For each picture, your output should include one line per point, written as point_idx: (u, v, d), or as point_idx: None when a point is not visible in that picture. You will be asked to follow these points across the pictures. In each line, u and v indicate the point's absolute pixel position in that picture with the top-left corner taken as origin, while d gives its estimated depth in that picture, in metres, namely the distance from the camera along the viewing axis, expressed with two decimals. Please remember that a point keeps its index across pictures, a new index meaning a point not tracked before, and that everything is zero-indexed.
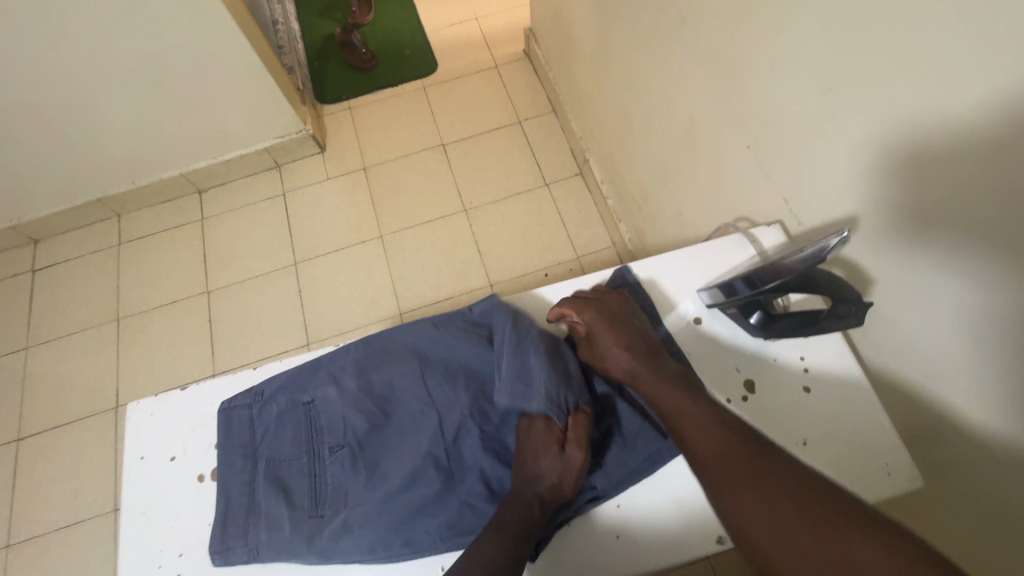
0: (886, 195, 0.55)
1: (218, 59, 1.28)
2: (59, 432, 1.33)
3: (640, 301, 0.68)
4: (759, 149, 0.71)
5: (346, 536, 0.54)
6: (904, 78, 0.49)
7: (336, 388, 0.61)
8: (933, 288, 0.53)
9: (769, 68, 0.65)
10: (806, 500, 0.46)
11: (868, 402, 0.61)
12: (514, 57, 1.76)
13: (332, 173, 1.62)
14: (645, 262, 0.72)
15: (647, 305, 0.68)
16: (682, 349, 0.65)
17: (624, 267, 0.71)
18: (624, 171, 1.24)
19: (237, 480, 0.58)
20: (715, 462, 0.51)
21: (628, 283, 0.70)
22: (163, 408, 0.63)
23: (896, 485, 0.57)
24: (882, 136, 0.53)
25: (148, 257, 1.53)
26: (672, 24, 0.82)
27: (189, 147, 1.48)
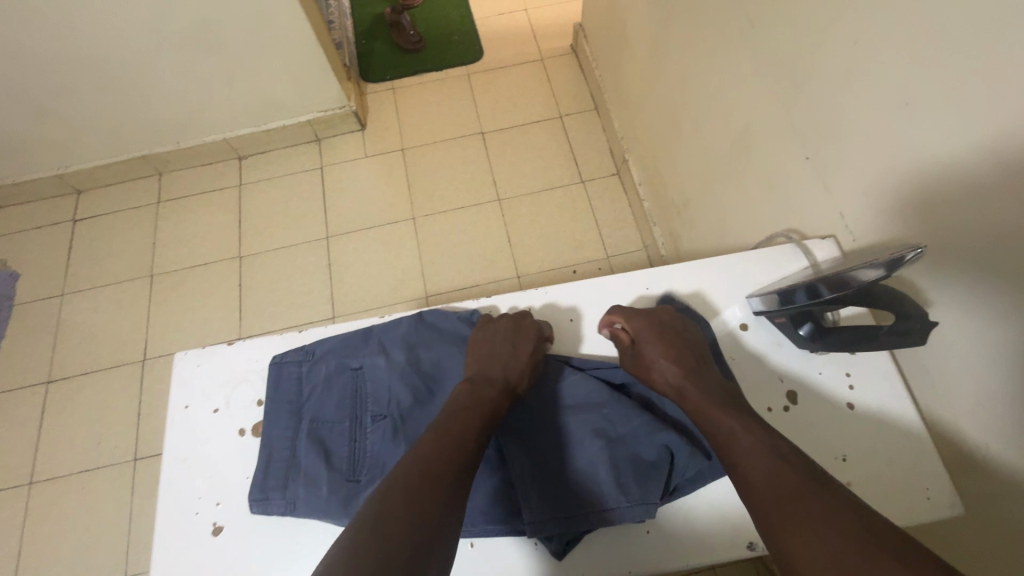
0: (953, 216, 0.54)
1: (274, 28, 1.30)
2: (87, 379, 1.37)
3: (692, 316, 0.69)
4: (819, 160, 0.70)
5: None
6: (986, 99, 0.48)
7: (385, 358, 0.62)
8: (994, 316, 0.52)
9: (842, 78, 0.63)
10: (856, 536, 0.43)
11: (912, 424, 0.60)
12: (560, 51, 1.75)
13: (370, 151, 1.63)
14: (703, 264, 0.72)
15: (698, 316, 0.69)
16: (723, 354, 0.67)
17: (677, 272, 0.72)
18: (666, 174, 1.24)
19: (280, 434, 0.60)
20: (766, 495, 0.48)
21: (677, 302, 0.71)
22: (209, 359, 0.64)
23: (935, 512, 0.55)
24: (960, 154, 0.51)
25: (185, 217, 1.56)
26: (739, 29, 0.81)
27: (235, 112, 1.50)
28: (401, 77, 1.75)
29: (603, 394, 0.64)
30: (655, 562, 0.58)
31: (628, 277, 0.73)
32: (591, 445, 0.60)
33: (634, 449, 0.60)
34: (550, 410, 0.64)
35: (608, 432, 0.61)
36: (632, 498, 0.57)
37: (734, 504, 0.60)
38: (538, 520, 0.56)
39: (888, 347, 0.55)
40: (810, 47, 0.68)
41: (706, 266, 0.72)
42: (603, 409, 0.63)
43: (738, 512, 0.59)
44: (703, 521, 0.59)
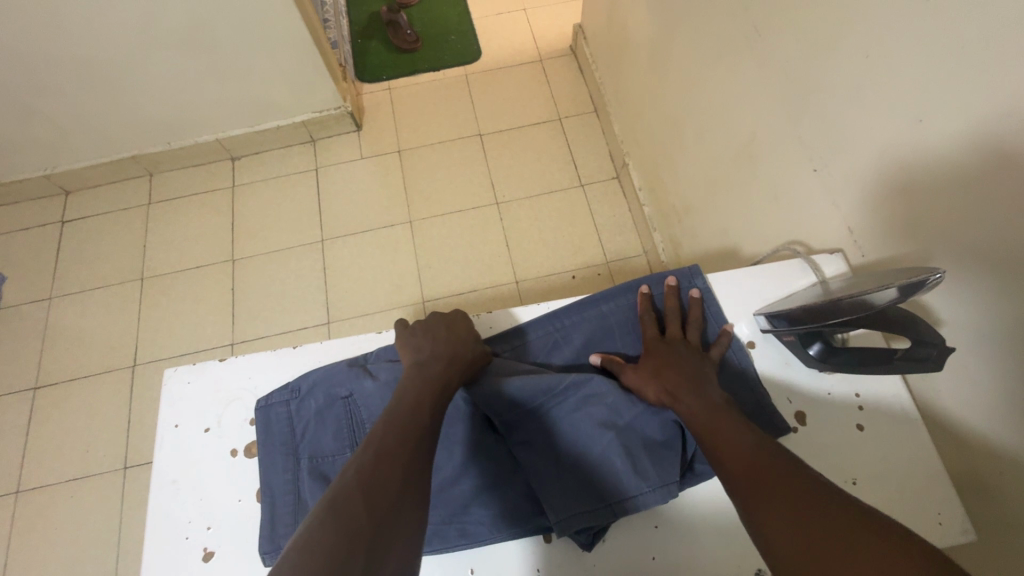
0: (966, 236, 0.52)
1: (269, 29, 1.28)
2: (75, 385, 1.34)
3: (706, 306, 0.68)
4: (826, 172, 0.69)
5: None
6: (1002, 114, 0.46)
7: (372, 380, 0.59)
8: (1005, 340, 0.50)
9: (853, 90, 0.62)
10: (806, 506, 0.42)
11: (924, 446, 0.58)
12: (559, 52, 1.73)
13: (366, 152, 1.61)
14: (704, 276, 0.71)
15: (714, 310, 0.68)
16: (746, 360, 0.64)
17: (695, 268, 0.70)
18: (666, 179, 1.22)
19: (280, 477, 0.56)
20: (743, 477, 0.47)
21: (695, 286, 0.69)
22: (199, 378, 0.62)
23: (946, 538, 0.54)
24: (977, 172, 0.50)
25: (177, 218, 1.54)
26: (745, 36, 0.80)
27: (228, 113, 1.48)
28: (398, 77, 1.72)
29: (604, 383, 0.60)
30: None
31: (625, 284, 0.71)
32: (600, 437, 0.56)
33: (642, 432, 0.58)
34: (550, 411, 0.59)
35: (614, 420, 0.57)
36: (652, 483, 0.55)
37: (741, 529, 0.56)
38: (563, 520, 0.54)
39: (902, 372, 0.54)
40: (818, 57, 0.66)
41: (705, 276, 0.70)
42: (605, 398, 0.58)
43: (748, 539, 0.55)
44: (711, 546, 0.55)
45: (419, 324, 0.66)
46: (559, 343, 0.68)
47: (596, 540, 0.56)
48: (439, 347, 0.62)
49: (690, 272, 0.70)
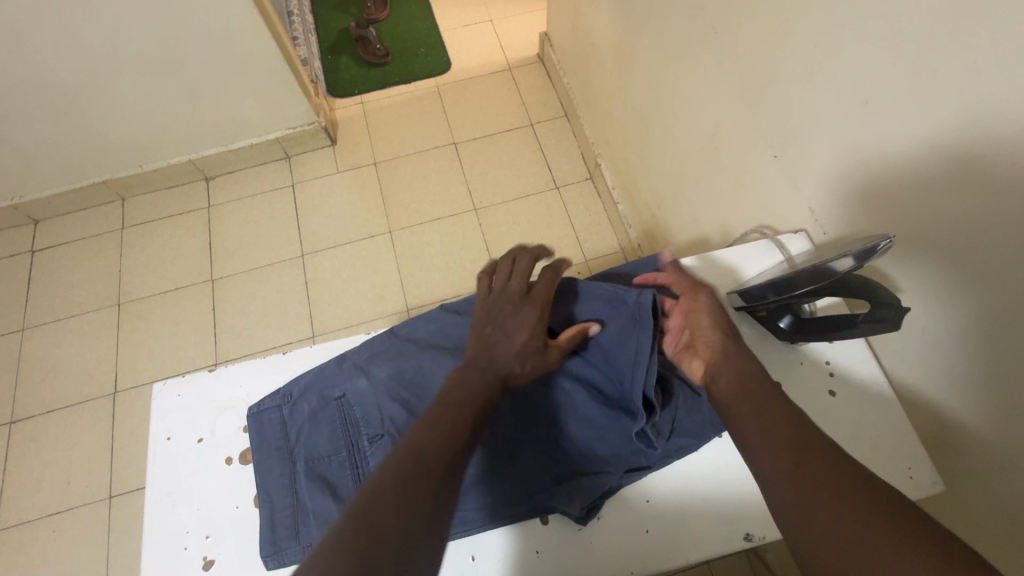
0: (915, 206, 0.56)
1: (238, 46, 1.28)
2: (54, 417, 1.31)
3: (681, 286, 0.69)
4: (786, 157, 0.73)
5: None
6: (940, 90, 0.50)
7: (365, 379, 0.60)
8: (958, 298, 0.54)
9: (804, 79, 0.66)
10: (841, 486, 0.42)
11: (889, 405, 0.62)
12: (527, 60, 1.77)
13: (342, 166, 1.62)
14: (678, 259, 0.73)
15: None
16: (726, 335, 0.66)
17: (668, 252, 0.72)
18: (638, 176, 1.26)
19: (277, 482, 0.56)
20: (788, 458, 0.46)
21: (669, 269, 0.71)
22: (188, 390, 0.62)
23: (917, 489, 0.58)
24: (918, 146, 0.54)
25: (153, 242, 1.52)
26: (702, 35, 0.84)
27: (201, 133, 1.47)
28: (369, 91, 1.74)
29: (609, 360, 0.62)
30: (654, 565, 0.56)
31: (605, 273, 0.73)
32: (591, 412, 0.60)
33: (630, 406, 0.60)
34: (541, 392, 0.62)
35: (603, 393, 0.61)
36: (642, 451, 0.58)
37: (727, 494, 0.58)
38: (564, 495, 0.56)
39: (865, 335, 0.57)
40: (771, 49, 0.70)
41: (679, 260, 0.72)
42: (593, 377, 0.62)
43: (735, 504, 0.58)
44: (700, 514, 0.58)
45: (496, 309, 0.61)
46: None
47: (591, 515, 0.57)
48: (498, 350, 0.57)
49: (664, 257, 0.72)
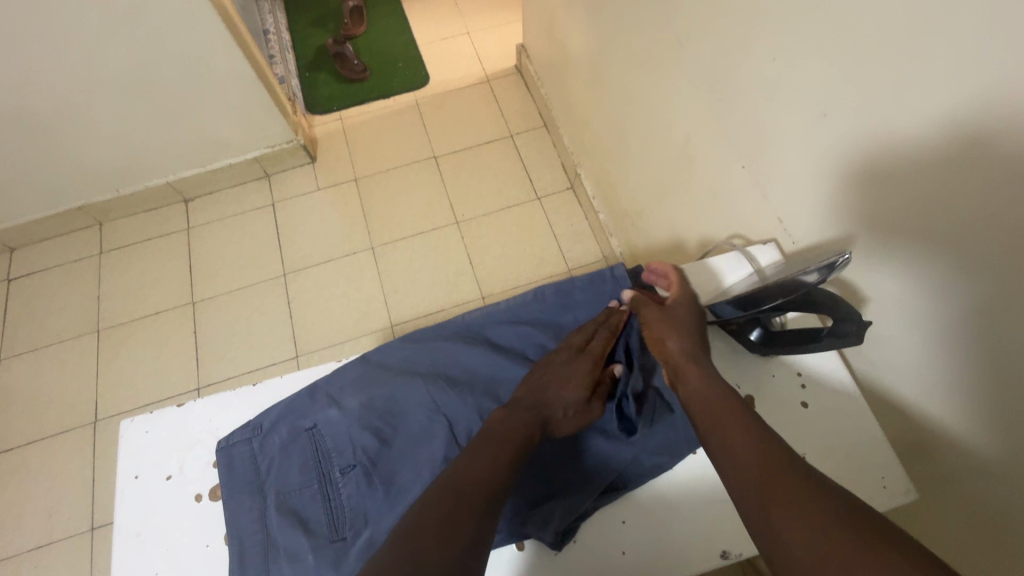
0: (877, 216, 0.57)
1: (210, 67, 1.28)
2: (33, 448, 1.28)
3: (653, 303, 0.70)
4: (754, 168, 0.73)
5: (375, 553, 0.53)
6: (893, 103, 0.51)
7: (337, 409, 0.60)
8: (923, 308, 0.55)
9: (766, 91, 0.67)
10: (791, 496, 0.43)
11: (862, 415, 0.62)
12: (505, 72, 1.78)
13: (323, 183, 1.61)
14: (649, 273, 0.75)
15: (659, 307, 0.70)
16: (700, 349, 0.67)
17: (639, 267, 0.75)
18: (617, 185, 1.27)
19: (247, 518, 0.55)
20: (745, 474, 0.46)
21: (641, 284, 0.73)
22: (157, 426, 0.61)
23: (892, 498, 0.58)
24: (876, 157, 0.54)
25: (132, 266, 1.50)
26: (670, 47, 0.85)
27: (178, 155, 1.46)
28: (348, 107, 1.74)
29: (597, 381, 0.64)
30: None
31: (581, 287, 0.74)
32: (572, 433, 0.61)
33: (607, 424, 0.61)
34: None
35: None
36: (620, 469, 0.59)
37: (703, 511, 0.57)
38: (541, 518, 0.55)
39: (830, 349, 0.57)
40: (734, 62, 0.71)
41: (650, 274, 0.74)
42: None
43: (712, 521, 0.56)
44: (677, 532, 0.56)
45: (556, 360, 0.63)
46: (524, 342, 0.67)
47: (567, 540, 0.56)
48: (550, 399, 0.59)
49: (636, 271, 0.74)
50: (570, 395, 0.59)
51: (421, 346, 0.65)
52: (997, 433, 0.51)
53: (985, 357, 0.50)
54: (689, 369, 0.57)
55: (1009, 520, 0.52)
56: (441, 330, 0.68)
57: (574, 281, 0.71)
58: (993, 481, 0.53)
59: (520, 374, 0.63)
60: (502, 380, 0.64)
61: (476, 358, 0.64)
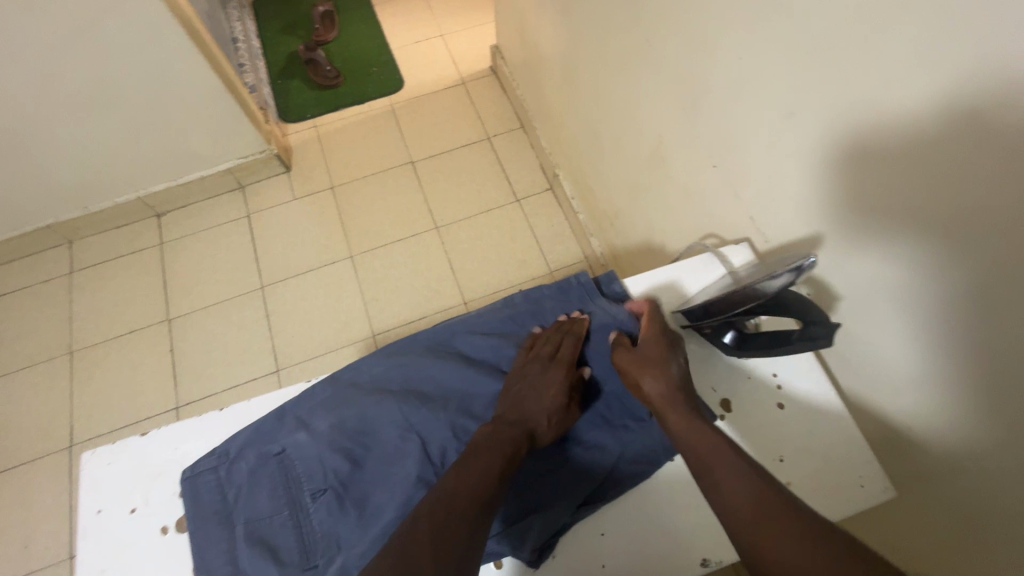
0: (846, 215, 0.57)
1: (176, 79, 1.24)
2: (7, 477, 1.25)
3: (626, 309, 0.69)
4: (724, 167, 0.73)
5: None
6: (854, 102, 0.51)
7: (306, 432, 0.58)
8: (893, 304, 0.55)
9: (733, 91, 0.66)
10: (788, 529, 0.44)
11: (838, 413, 0.62)
12: (480, 73, 1.77)
13: (299, 192, 1.58)
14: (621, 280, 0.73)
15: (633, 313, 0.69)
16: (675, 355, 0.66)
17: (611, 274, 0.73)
18: (594, 186, 1.26)
19: (215, 548, 0.54)
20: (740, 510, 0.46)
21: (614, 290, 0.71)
22: (119, 458, 0.59)
23: (870, 498, 0.58)
24: (842, 156, 0.54)
25: (104, 285, 1.46)
26: (639, 47, 0.84)
27: (147, 170, 1.43)
28: (322, 114, 1.71)
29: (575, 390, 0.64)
30: None
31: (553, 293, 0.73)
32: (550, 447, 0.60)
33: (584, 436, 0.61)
34: None
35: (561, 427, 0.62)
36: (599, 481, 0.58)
37: (682, 520, 0.57)
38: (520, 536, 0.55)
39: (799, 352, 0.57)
40: (701, 61, 0.70)
41: (622, 280, 0.73)
42: None
43: (690, 530, 0.56)
44: (656, 543, 0.56)
45: (530, 373, 0.61)
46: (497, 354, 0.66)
47: (544, 557, 0.55)
48: (533, 413, 0.58)
49: (609, 278, 0.72)
50: (551, 405, 0.58)
51: (392, 363, 0.64)
52: (972, 428, 0.51)
53: (952, 353, 0.50)
54: (671, 416, 0.55)
55: (985, 517, 0.53)
56: (415, 345, 0.67)
57: (544, 290, 0.72)
58: (965, 473, 0.53)
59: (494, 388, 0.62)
60: (478, 393, 0.62)
61: (449, 372, 0.62)
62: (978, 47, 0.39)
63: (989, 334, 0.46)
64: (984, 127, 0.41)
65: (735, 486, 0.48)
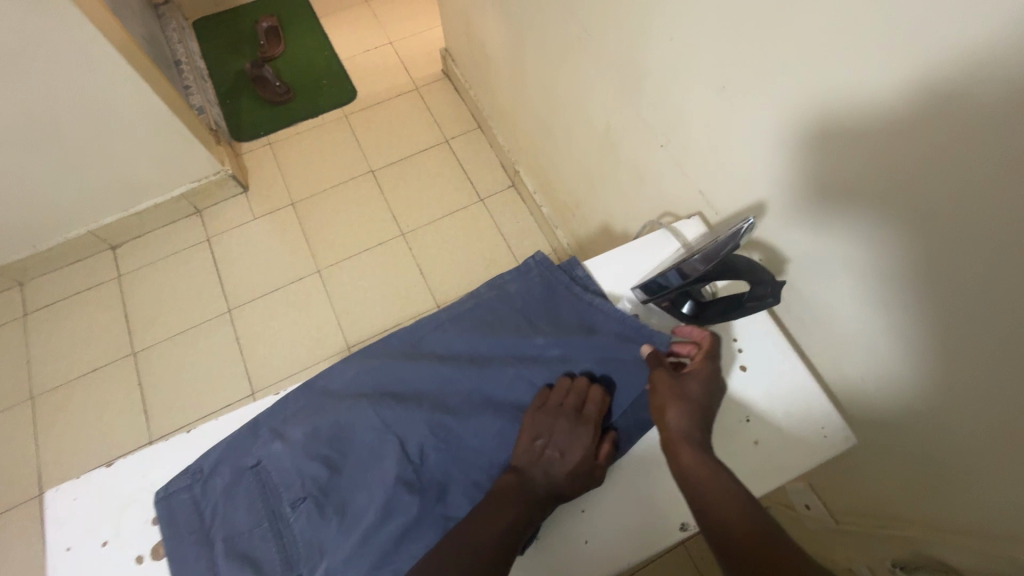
0: (785, 178, 0.59)
1: (119, 107, 1.21)
2: None
3: (592, 291, 0.69)
4: (670, 146, 0.75)
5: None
6: (779, 70, 0.53)
7: (281, 442, 0.58)
8: (835, 258, 0.58)
9: (670, 71, 0.68)
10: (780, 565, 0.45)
11: (797, 369, 0.65)
12: (433, 78, 1.77)
13: (258, 212, 1.56)
14: (584, 265, 0.73)
15: (598, 293, 0.69)
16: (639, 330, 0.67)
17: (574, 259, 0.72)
18: (553, 178, 1.28)
19: (194, 567, 0.53)
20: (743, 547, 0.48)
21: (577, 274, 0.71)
22: (84, 492, 0.58)
23: (832, 445, 0.61)
24: (774, 122, 0.57)
25: (60, 324, 1.41)
26: (578, 37, 0.86)
27: (96, 202, 1.38)
28: (276, 130, 1.69)
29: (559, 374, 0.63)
30: (604, 567, 0.56)
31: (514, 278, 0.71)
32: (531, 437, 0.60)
33: None
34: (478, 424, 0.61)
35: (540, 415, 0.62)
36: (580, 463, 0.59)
37: (659, 488, 0.59)
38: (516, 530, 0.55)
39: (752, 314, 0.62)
40: (638, 45, 0.72)
41: (585, 265, 0.72)
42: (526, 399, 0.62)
43: (668, 496, 0.58)
44: (636, 512, 0.58)
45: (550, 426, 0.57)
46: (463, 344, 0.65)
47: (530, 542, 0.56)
48: (551, 467, 0.55)
49: (571, 263, 0.72)
50: (571, 463, 0.55)
51: (365, 367, 0.63)
52: (918, 368, 0.55)
53: (892, 299, 0.54)
54: (682, 450, 0.54)
55: (944, 450, 0.56)
56: (386, 346, 0.66)
57: (505, 276, 0.72)
58: (911, 405, 0.57)
59: (467, 381, 0.61)
60: (450, 387, 0.62)
61: (422, 371, 0.62)
62: (879, 8, 0.42)
63: (918, 272, 0.50)
64: (893, 82, 0.44)
65: (728, 530, 0.49)
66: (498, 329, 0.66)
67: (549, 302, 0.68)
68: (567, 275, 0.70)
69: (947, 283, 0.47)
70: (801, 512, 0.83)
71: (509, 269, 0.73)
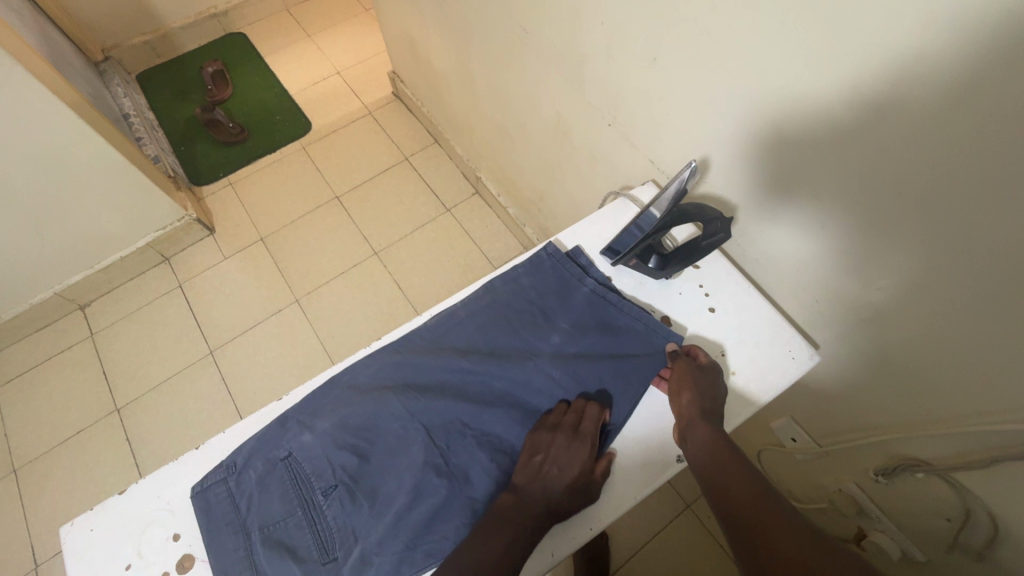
0: (720, 132, 0.66)
1: (77, 164, 1.20)
2: None
3: (599, 279, 0.74)
4: (617, 122, 0.81)
5: (367, 567, 0.54)
6: (699, 35, 0.60)
7: (309, 433, 0.61)
8: (776, 197, 0.64)
9: (605, 53, 0.75)
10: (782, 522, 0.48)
11: (761, 305, 0.71)
12: (384, 101, 1.81)
13: (228, 251, 1.56)
14: (585, 252, 0.77)
15: (604, 281, 0.74)
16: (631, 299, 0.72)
17: (577, 249, 0.76)
18: (514, 178, 1.33)
19: (232, 556, 0.56)
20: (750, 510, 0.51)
21: (581, 263, 0.75)
22: (103, 520, 0.60)
23: (800, 365, 0.66)
24: (702, 82, 0.63)
25: (35, 392, 1.38)
26: (519, 38, 0.92)
27: (61, 263, 1.37)
28: (235, 170, 1.70)
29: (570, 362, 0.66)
30: (614, 511, 0.59)
31: (524, 266, 0.75)
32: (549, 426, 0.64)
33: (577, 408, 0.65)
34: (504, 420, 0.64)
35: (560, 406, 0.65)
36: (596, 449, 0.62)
37: (654, 432, 0.64)
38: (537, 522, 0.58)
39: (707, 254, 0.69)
40: (574, 35, 0.78)
41: (588, 254, 0.76)
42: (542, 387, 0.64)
43: (662, 437, 0.63)
44: (637, 456, 0.62)
45: (553, 444, 0.59)
46: (479, 334, 0.68)
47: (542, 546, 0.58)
48: (551, 484, 0.57)
49: (575, 252, 0.76)
50: (573, 477, 0.57)
51: (388, 362, 0.66)
52: (860, 285, 0.61)
53: (832, 225, 0.60)
54: (697, 426, 0.59)
55: (897, 355, 0.62)
56: (407, 343, 0.69)
57: (518, 268, 0.75)
58: (858, 314, 0.64)
59: (487, 372, 0.64)
60: (470, 377, 0.64)
61: (441, 364, 0.65)
62: None
63: (839, 194, 0.57)
64: (791, 29, 0.50)
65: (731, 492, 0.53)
66: (509, 322, 0.69)
67: (559, 291, 0.72)
68: (575, 264, 0.74)
69: (862, 190, 0.54)
70: (789, 448, 0.88)
71: (521, 261, 0.76)
